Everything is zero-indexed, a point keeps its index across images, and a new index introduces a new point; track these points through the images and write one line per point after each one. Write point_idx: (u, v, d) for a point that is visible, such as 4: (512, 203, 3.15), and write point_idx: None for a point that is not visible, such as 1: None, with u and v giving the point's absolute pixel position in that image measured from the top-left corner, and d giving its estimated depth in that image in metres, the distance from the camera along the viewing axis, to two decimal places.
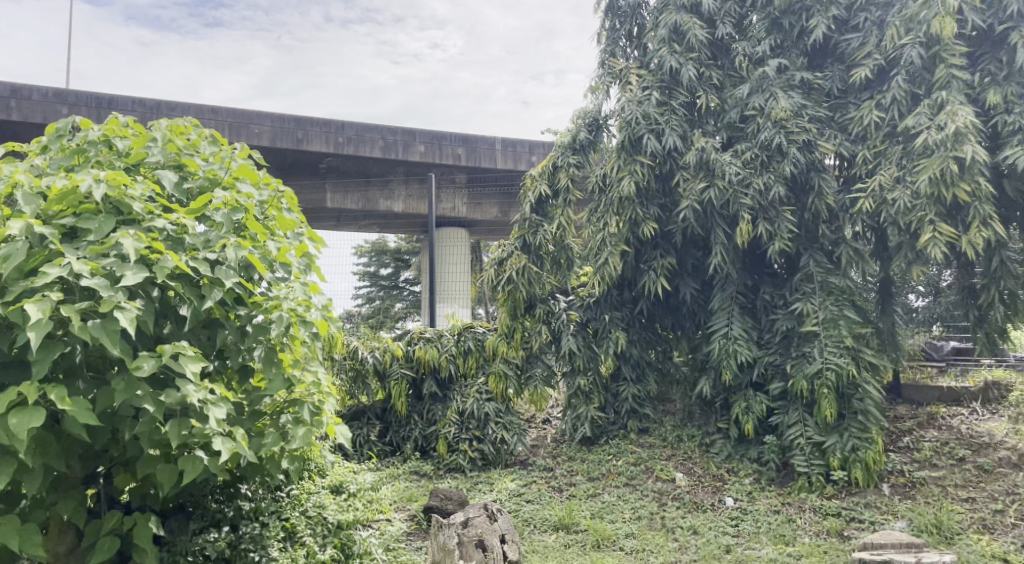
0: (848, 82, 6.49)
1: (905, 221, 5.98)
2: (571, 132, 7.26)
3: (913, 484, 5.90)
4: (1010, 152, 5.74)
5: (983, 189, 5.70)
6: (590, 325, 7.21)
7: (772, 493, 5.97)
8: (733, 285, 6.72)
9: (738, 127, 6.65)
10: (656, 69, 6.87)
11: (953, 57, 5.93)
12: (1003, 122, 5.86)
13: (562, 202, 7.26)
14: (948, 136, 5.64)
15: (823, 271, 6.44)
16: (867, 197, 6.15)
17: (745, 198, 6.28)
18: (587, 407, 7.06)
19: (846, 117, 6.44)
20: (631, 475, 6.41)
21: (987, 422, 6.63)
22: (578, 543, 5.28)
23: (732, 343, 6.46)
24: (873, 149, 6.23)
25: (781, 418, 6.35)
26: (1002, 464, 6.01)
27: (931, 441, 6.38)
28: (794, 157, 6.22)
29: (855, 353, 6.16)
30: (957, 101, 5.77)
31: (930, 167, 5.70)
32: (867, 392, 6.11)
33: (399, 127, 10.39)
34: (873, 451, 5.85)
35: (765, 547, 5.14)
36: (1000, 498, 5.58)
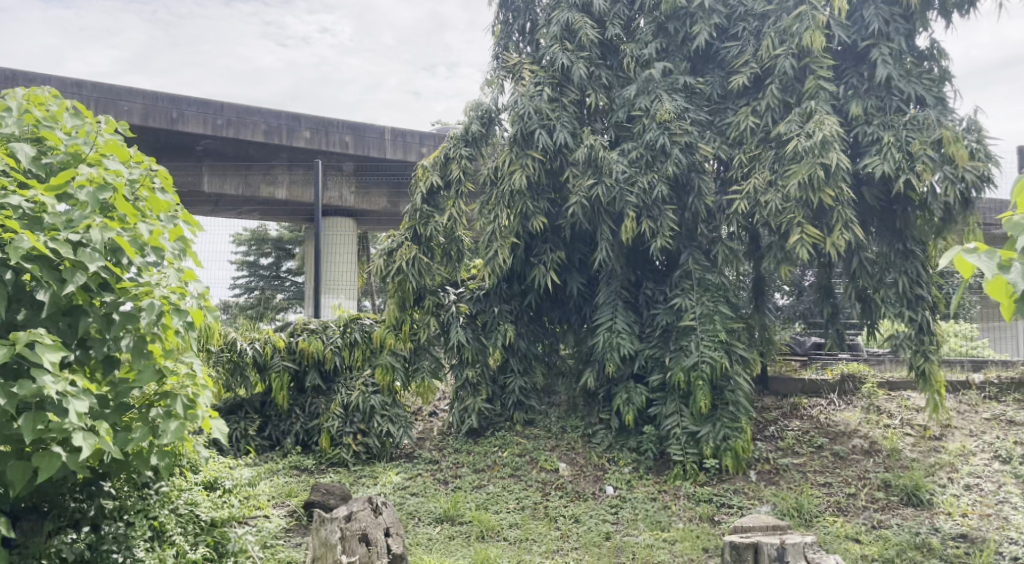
0: (727, 88, 6.81)
1: (776, 222, 6.30)
2: (463, 124, 7.23)
3: (777, 470, 6.28)
4: (869, 161, 6.13)
5: (845, 195, 6.11)
6: (479, 317, 7.23)
7: (649, 481, 6.19)
8: (617, 280, 6.91)
9: (625, 128, 6.83)
10: (548, 65, 6.95)
11: (821, 69, 6.33)
12: (863, 132, 6.29)
13: (453, 193, 7.22)
14: (816, 143, 6.01)
15: (700, 268, 6.70)
16: (743, 199, 6.47)
17: (630, 195, 6.43)
18: (474, 399, 7.08)
19: (725, 121, 6.73)
20: (516, 466, 6.49)
21: (843, 412, 7.14)
22: (462, 535, 5.29)
23: (616, 336, 6.64)
24: (748, 153, 6.54)
25: (660, 408, 6.57)
26: (854, 451, 6.48)
27: (793, 431, 6.80)
28: (676, 158, 6.46)
29: (728, 347, 6.46)
30: (824, 111, 6.16)
31: (799, 173, 6.06)
32: (738, 384, 6.43)
33: (283, 111, 10.06)
34: (742, 440, 6.18)
35: (642, 533, 5.30)
36: (852, 483, 6.01)
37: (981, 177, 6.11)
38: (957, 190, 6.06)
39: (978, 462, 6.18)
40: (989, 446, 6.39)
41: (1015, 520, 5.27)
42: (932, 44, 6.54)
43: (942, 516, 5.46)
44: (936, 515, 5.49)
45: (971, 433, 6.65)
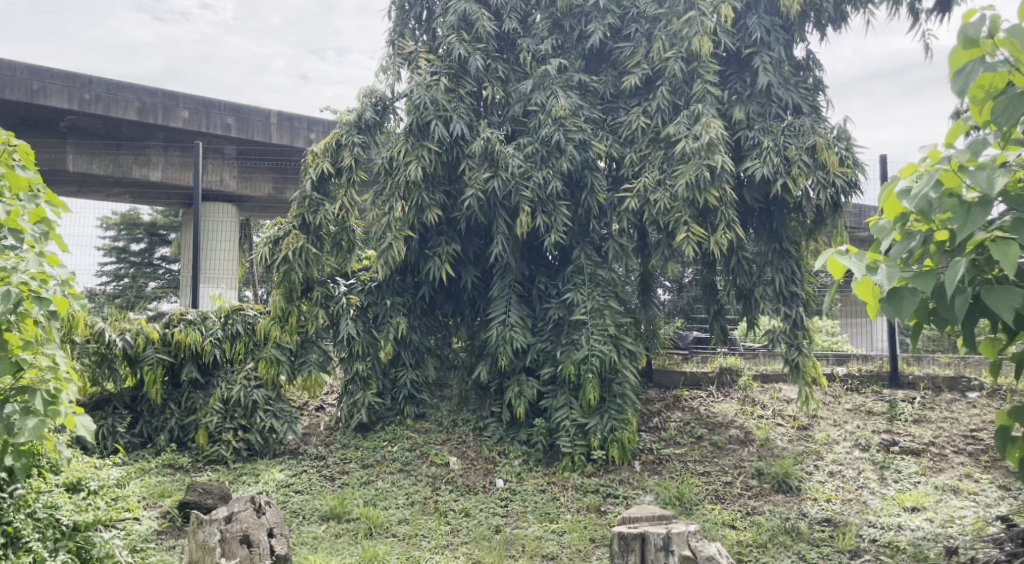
0: (619, 88, 6.94)
1: (665, 220, 6.48)
2: (356, 111, 7.04)
3: (660, 461, 6.48)
4: (750, 164, 6.41)
5: (728, 196, 6.36)
6: (370, 309, 7.05)
7: (539, 474, 6.25)
8: (511, 274, 6.93)
9: (521, 122, 6.84)
10: (444, 55, 6.87)
11: (708, 74, 6.56)
12: (745, 136, 6.57)
13: (345, 182, 7.01)
14: (703, 145, 6.23)
15: (592, 264, 6.81)
16: (633, 196, 6.60)
17: (525, 190, 6.46)
18: (364, 393, 6.94)
19: (618, 120, 6.86)
20: (405, 461, 6.40)
21: (721, 403, 7.45)
22: (349, 533, 5.16)
23: (509, 329, 6.67)
24: (639, 153, 6.70)
25: (550, 401, 6.66)
26: (732, 440, 6.77)
27: (675, 422, 7.06)
28: (570, 155, 6.53)
29: (616, 340, 6.60)
30: (710, 114, 6.38)
31: (687, 173, 6.27)
32: (625, 377, 6.59)
33: (159, 89, 9.50)
34: (628, 431, 6.34)
35: (532, 525, 5.33)
36: (729, 471, 6.28)
37: (848, 183, 6.52)
38: (828, 194, 6.45)
39: (841, 450, 6.59)
40: (851, 435, 6.83)
41: (873, 503, 5.58)
42: (808, 56, 6.90)
43: (810, 501, 5.77)
44: (804, 500, 5.79)
45: (835, 423, 7.08)
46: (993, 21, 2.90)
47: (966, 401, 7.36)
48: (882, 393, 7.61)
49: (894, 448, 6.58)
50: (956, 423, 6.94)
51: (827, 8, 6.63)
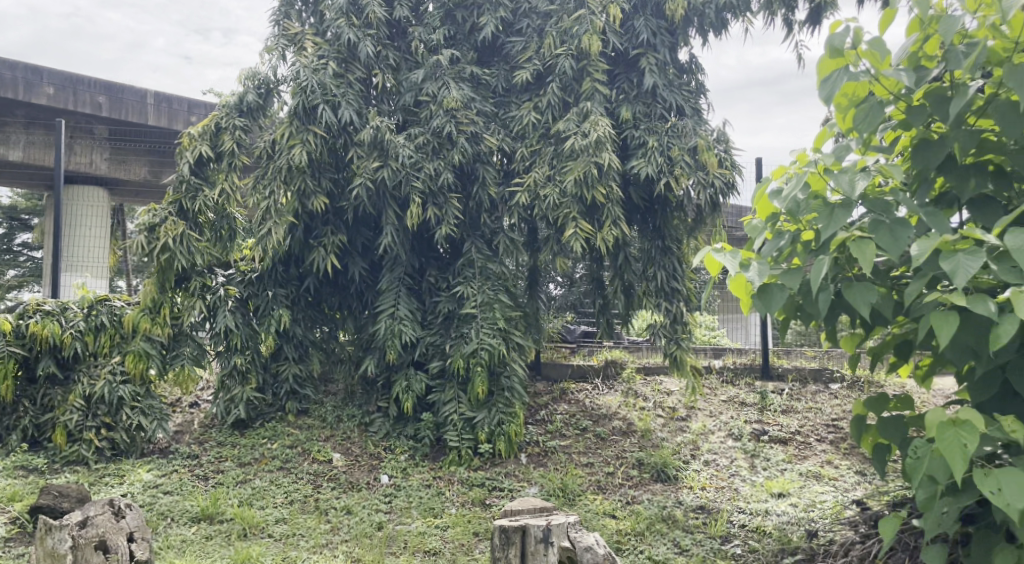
0: (511, 82, 6.94)
1: (554, 215, 6.55)
2: (237, 93, 6.73)
3: (545, 453, 6.57)
4: (637, 163, 6.55)
5: (615, 193, 6.50)
6: (250, 301, 6.81)
7: (425, 469, 6.19)
8: (401, 267, 6.82)
9: (412, 112, 6.73)
10: (332, 40, 6.69)
11: (597, 72, 6.67)
12: (631, 135, 6.70)
13: (225, 167, 6.72)
14: (591, 142, 6.32)
15: (483, 257, 6.80)
16: (524, 191, 6.64)
17: (416, 180, 6.38)
18: (242, 388, 6.67)
19: (509, 115, 6.87)
20: (285, 459, 6.20)
21: (605, 396, 7.62)
22: (222, 534, 4.94)
23: (398, 323, 6.56)
24: (529, 148, 6.74)
25: (438, 395, 6.62)
26: (614, 432, 6.94)
27: (561, 414, 7.16)
28: (462, 147, 6.49)
29: (505, 334, 6.61)
30: (598, 112, 6.50)
31: (575, 170, 6.35)
32: (514, 370, 6.62)
33: (20, 62, 8.80)
34: (515, 424, 6.39)
35: (415, 521, 5.27)
36: (612, 462, 6.43)
37: (726, 184, 6.82)
38: (708, 194, 6.72)
39: (716, 440, 6.87)
40: (725, 425, 7.13)
41: (743, 490, 5.85)
42: (691, 60, 7.13)
43: (685, 489, 5.98)
44: (681, 488, 6.00)
45: (711, 413, 7.37)
46: (856, 32, 3.06)
47: (828, 392, 7.83)
48: (754, 384, 8.01)
49: (764, 437, 6.92)
50: (819, 412, 7.37)
51: (709, 14, 6.87)
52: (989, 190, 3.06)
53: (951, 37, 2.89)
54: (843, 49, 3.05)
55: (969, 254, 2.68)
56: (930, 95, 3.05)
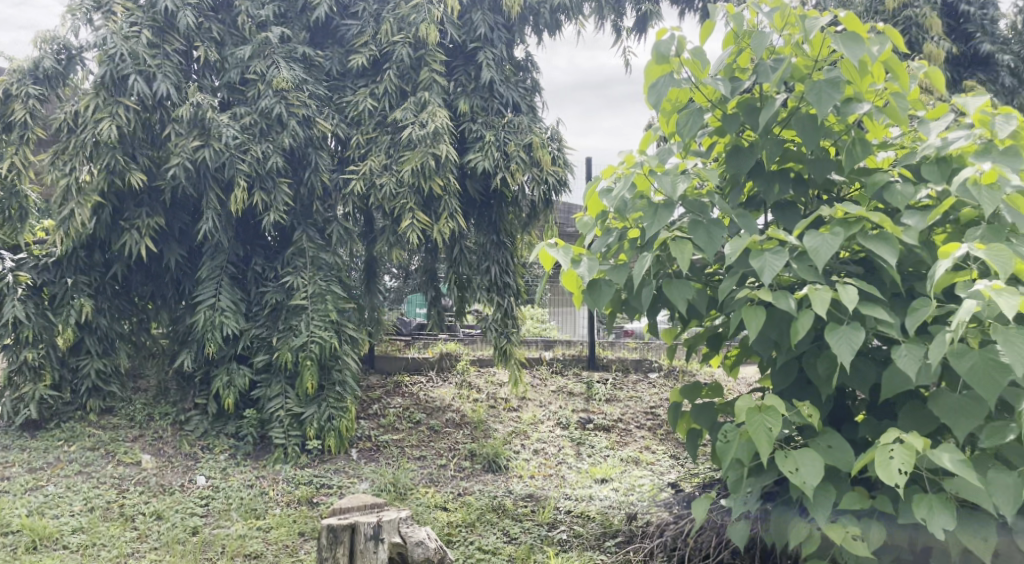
0: (345, 66, 6.72)
1: (390, 206, 6.43)
2: (32, 58, 6.05)
3: (377, 447, 6.46)
4: (474, 156, 6.59)
5: (452, 186, 6.48)
6: (44, 289, 6.20)
7: (247, 468, 5.89)
8: (223, 255, 6.41)
9: (237, 90, 6.35)
10: (146, 7, 6.17)
11: (434, 62, 6.61)
12: (469, 128, 6.72)
13: (16, 140, 6.04)
14: (428, 133, 6.28)
15: (314, 247, 6.52)
16: (359, 179, 6.45)
17: (241, 163, 6.04)
18: (34, 386, 6.08)
19: (343, 99, 6.64)
20: (86, 463, 5.68)
21: (439, 388, 7.61)
22: (6, 548, 4.45)
23: (218, 314, 6.19)
24: (365, 135, 6.55)
25: (262, 391, 6.32)
26: (448, 424, 6.93)
27: (394, 408, 7.08)
28: (292, 130, 6.22)
29: (337, 326, 6.43)
30: (436, 103, 6.45)
31: (412, 160, 6.28)
32: (346, 364, 6.45)
33: None
34: (346, 419, 6.25)
35: (234, 524, 4.97)
36: (445, 454, 6.43)
37: (559, 181, 7.01)
38: (541, 190, 6.89)
39: (545, 429, 7.06)
40: (554, 415, 7.35)
41: (569, 477, 6.04)
42: (527, 57, 7.24)
43: (516, 478, 6.08)
44: (511, 477, 6.10)
45: (541, 403, 7.57)
46: (680, 41, 3.22)
47: (647, 381, 8.30)
48: (582, 374, 8.33)
49: (589, 425, 7.20)
50: (639, 401, 7.77)
51: (544, 14, 7.02)
52: (791, 195, 3.33)
53: (761, 51, 3.12)
54: (668, 56, 3.21)
55: (774, 253, 2.90)
56: (742, 105, 3.27)
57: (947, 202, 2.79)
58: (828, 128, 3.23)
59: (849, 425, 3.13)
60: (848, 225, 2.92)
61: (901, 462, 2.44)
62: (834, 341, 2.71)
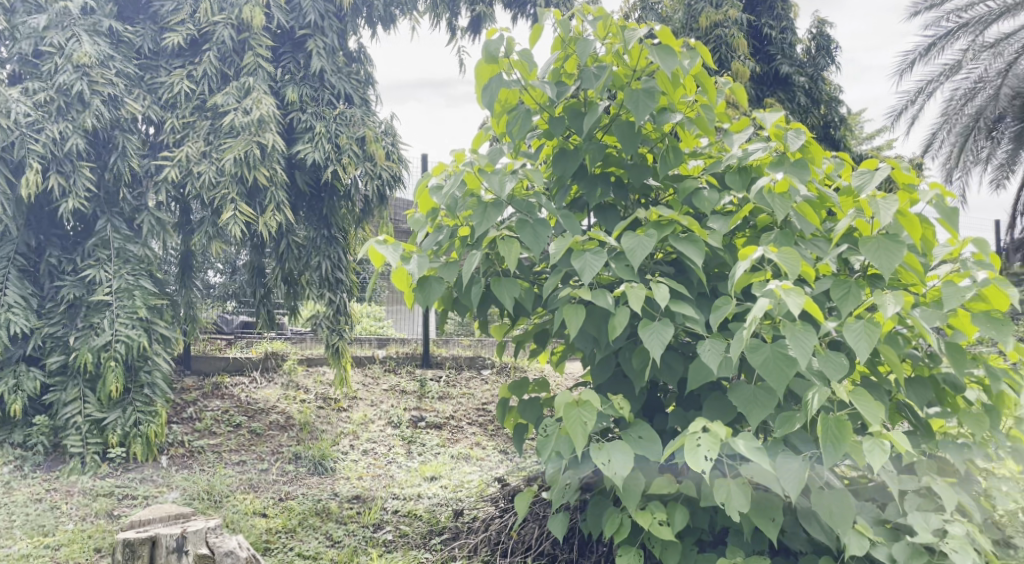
0: (159, 44, 6.24)
1: (208, 196, 6.07)
2: None
3: (191, 453, 6.09)
4: (303, 147, 6.32)
5: (279, 176, 6.21)
6: None
7: (36, 481, 5.36)
8: (11, 244, 5.78)
9: (31, 64, 5.83)
10: None
11: (259, 47, 6.31)
12: (297, 118, 6.44)
13: None
14: (252, 121, 6.01)
15: (120, 238, 6.00)
16: (173, 166, 6.01)
17: (34, 144, 5.59)
18: None
19: (156, 80, 6.16)
20: None
21: (263, 389, 7.28)
22: None
23: (4, 310, 5.60)
24: (181, 119, 6.12)
25: (57, 395, 5.76)
26: (271, 426, 6.65)
27: (212, 411, 6.69)
28: (96, 110, 5.74)
29: (147, 325, 5.99)
30: (261, 89, 6.17)
31: (235, 148, 5.96)
32: (156, 364, 6.03)
33: None
34: (155, 424, 5.83)
35: (18, 542, 4.50)
36: (266, 458, 6.16)
37: (393, 177, 6.96)
38: (374, 185, 6.78)
39: (375, 429, 6.95)
40: (384, 414, 7.24)
41: (398, 476, 5.97)
42: (360, 49, 7.09)
43: (342, 480, 5.93)
44: (337, 479, 5.94)
45: (371, 403, 7.44)
46: (509, 43, 3.27)
47: (480, 378, 8.40)
48: (414, 372, 8.29)
49: (421, 424, 7.17)
50: (471, 397, 7.84)
51: (377, 7, 6.92)
52: (611, 198, 3.47)
53: (586, 58, 3.21)
54: (497, 57, 3.23)
55: (594, 253, 3.01)
56: (568, 109, 3.36)
57: (746, 208, 3.02)
58: (645, 136, 3.39)
59: (660, 417, 3.30)
60: (661, 227, 3.07)
61: (707, 449, 2.60)
62: (647, 337, 2.84)
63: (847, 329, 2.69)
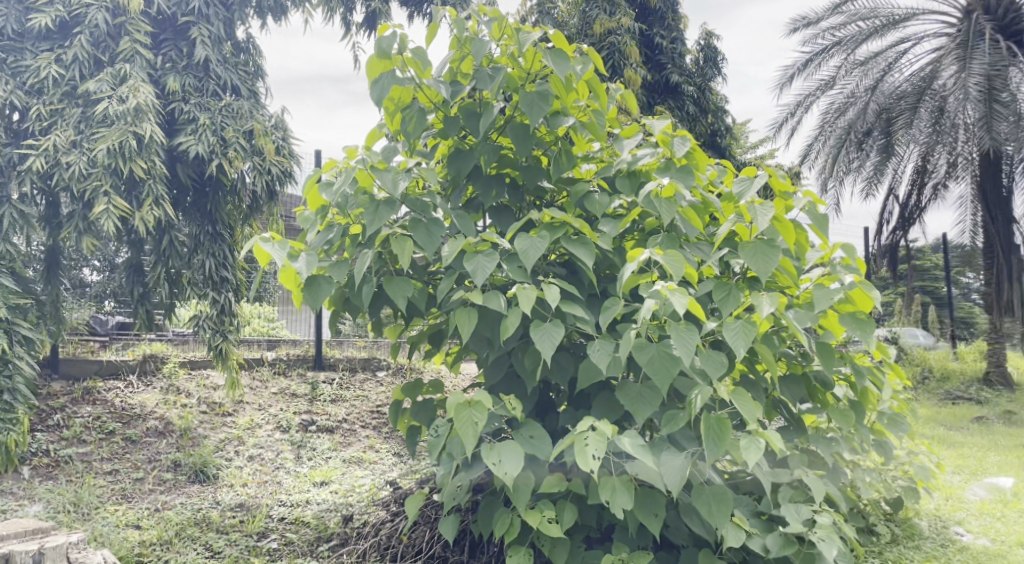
0: (24, 26, 5.83)
1: (79, 188, 5.72)
2: None
3: (57, 464, 5.70)
4: (184, 139, 6.05)
5: (157, 169, 5.89)
6: None
7: None
8: None
9: None
10: None
11: (137, 33, 5.98)
12: (179, 109, 6.15)
13: None
14: (128, 110, 5.69)
15: None
16: (38, 156, 5.64)
17: None
18: None
19: (20, 63, 5.76)
20: None
21: (140, 394, 6.87)
22: None
23: None
24: (48, 106, 5.75)
25: None
26: (148, 433, 6.31)
27: (82, 418, 6.29)
28: None
29: (7, 326, 5.57)
30: (139, 78, 5.85)
31: (109, 138, 5.62)
32: (18, 369, 5.61)
33: None
34: (15, 433, 5.42)
35: None
36: (142, 466, 5.84)
37: (283, 172, 6.72)
38: (263, 180, 6.54)
39: (262, 434, 6.70)
40: (273, 418, 7.00)
41: (285, 483, 5.78)
42: (249, 39, 6.84)
43: (225, 488, 5.69)
44: (220, 487, 5.71)
45: (259, 407, 7.18)
46: (402, 40, 3.21)
47: (375, 379, 8.25)
48: (306, 375, 8.04)
49: (311, 428, 6.97)
50: (365, 400, 7.68)
51: None
52: (506, 199, 3.47)
53: (481, 59, 3.19)
54: (390, 53, 3.17)
55: (486, 255, 3.00)
56: (463, 109, 3.34)
57: (635, 212, 3.09)
58: (540, 138, 3.41)
59: (551, 416, 3.34)
60: (553, 229, 3.09)
61: (595, 449, 2.63)
62: (538, 337, 2.86)
63: (728, 330, 2.79)
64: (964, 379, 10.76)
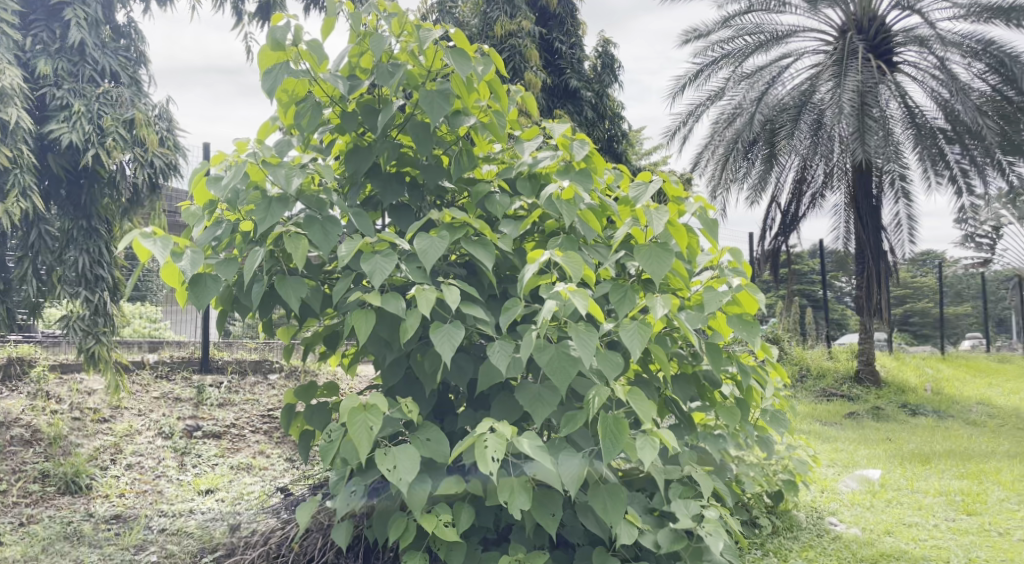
0: None
1: None
2: None
3: None
4: (56, 127, 5.66)
5: (25, 158, 5.48)
6: None
7: None
8: None
9: None
10: None
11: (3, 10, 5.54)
12: (51, 95, 5.76)
13: None
14: None
15: None
16: None
17: None
18: None
19: None
20: None
21: (3, 400, 6.36)
22: None
23: None
24: None
25: None
26: (11, 442, 5.84)
27: None
28: None
29: None
30: (5, 59, 5.43)
31: None
32: None
33: None
34: None
35: None
36: (4, 478, 5.42)
37: (167, 165, 6.39)
38: (144, 173, 6.21)
39: (142, 441, 6.35)
40: (154, 424, 6.64)
41: (167, 492, 5.49)
42: (131, 23, 6.47)
43: (99, 499, 5.36)
44: (93, 499, 5.37)
45: (139, 412, 6.80)
46: (297, 31, 3.10)
47: (266, 383, 7.94)
48: (191, 378, 7.68)
49: (196, 433, 6.65)
50: (256, 404, 7.40)
51: None
52: (406, 198, 3.41)
53: (379, 54, 3.12)
54: (284, 44, 3.06)
55: (384, 255, 2.93)
56: (361, 105, 3.26)
57: (535, 213, 3.10)
58: (440, 137, 3.37)
59: (449, 418, 3.30)
60: (454, 229, 3.06)
61: (493, 450, 2.62)
62: (437, 339, 2.82)
63: (624, 330, 2.84)
64: (837, 376, 11.46)
